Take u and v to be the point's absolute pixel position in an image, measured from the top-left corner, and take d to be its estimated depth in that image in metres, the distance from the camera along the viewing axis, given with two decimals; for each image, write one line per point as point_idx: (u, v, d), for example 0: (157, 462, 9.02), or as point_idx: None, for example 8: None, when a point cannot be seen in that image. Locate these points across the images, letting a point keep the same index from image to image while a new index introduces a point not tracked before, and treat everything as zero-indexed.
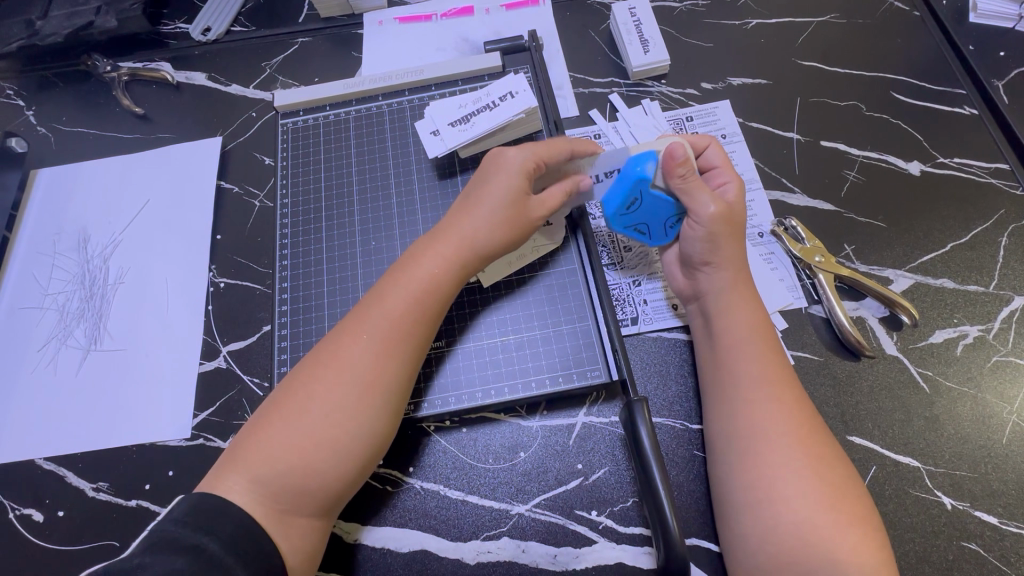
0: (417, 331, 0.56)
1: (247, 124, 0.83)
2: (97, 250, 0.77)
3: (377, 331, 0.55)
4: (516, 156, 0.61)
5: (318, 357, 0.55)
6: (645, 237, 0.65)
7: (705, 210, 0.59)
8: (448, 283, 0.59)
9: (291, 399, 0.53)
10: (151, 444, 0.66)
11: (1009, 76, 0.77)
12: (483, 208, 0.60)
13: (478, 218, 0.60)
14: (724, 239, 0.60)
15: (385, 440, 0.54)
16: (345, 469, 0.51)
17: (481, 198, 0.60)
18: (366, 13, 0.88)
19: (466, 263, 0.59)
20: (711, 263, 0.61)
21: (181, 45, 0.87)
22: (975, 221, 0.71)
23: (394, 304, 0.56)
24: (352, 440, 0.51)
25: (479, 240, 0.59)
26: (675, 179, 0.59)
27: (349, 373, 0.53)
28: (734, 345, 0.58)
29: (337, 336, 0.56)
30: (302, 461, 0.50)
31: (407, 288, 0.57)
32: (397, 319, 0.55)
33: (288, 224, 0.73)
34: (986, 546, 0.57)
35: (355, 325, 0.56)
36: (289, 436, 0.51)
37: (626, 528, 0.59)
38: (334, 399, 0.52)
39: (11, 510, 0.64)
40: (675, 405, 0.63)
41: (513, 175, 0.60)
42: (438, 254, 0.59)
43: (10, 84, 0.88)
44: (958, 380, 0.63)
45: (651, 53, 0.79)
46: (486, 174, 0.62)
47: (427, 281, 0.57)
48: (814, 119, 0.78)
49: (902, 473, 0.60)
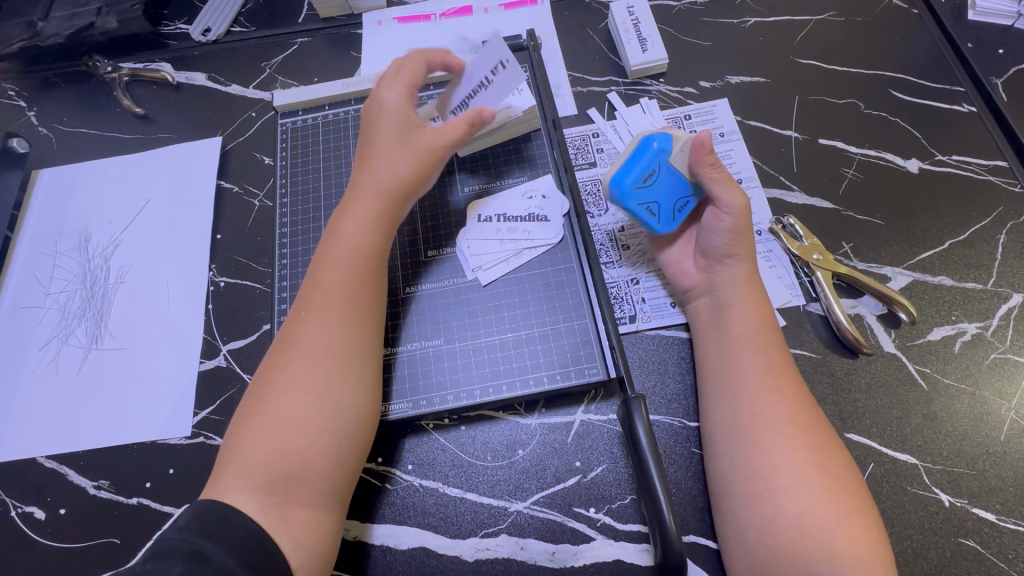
0: (359, 297, 0.57)
1: (247, 124, 0.83)
2: (97, 249, 0.78)
3: (318, 308, 0.56)
4: (392, 97, 0.63)
5: (273, 352, 0.56)
6: (654, 219, 0.64)
7: (735, 200, 0.61)
8: (377, 239, 0.60)
9: (256, 393, 0.54)
10: (153, 442, 0.67)
11: (1008, 74, 0.77)
12: (384, 153, 0.61)
13: (381, 169, 0.61)
14: (745, 233, 0.62)
15: (356, 407, 0.54)
16: (322, 442, 0.51)
17: (374, 147, 0.62)
18: (366, 14, 0.88)
19: (381, 209, 0.61)
20: (733, 255, 0.62)
21: (181, 46, 0.87)
22: (973, 218, 0.71)
23: (330, 279, 0.57)
24: (320, 412, 0.52)
25: (388, 182, 0.61)
26: (703, 166, 0.61)
27: (299, 353, 0.54)
28: (740, 338, 0.59)
29: (287, 326, 0.57)
30: (279, 441, 0.51)
31: (340, 260, 0.58)
32: (336, 289, 0.57)
33: (287, 222, 0.73)
34: (984, 543, 0.57)
35: (299, 311, 0.57)
36: (260, 424, 0.52)
37: (624, 526, 0.59)
38: (291, 379, 0.53)
39: (13, 508, 0.65)
40: (673, 402, 0.64)
41: (395, 115, 0.62)
42: (362, 220, 0.60)
43: (12, 85, 0.88)
44: (955, 377, 0.63)
45: (649, 51, 0.79)
46: (372, 124, 0.63)
47: (359, 250, 0.59)
48: (811, 118, 0.78)
49: (899, 470, 0.60)
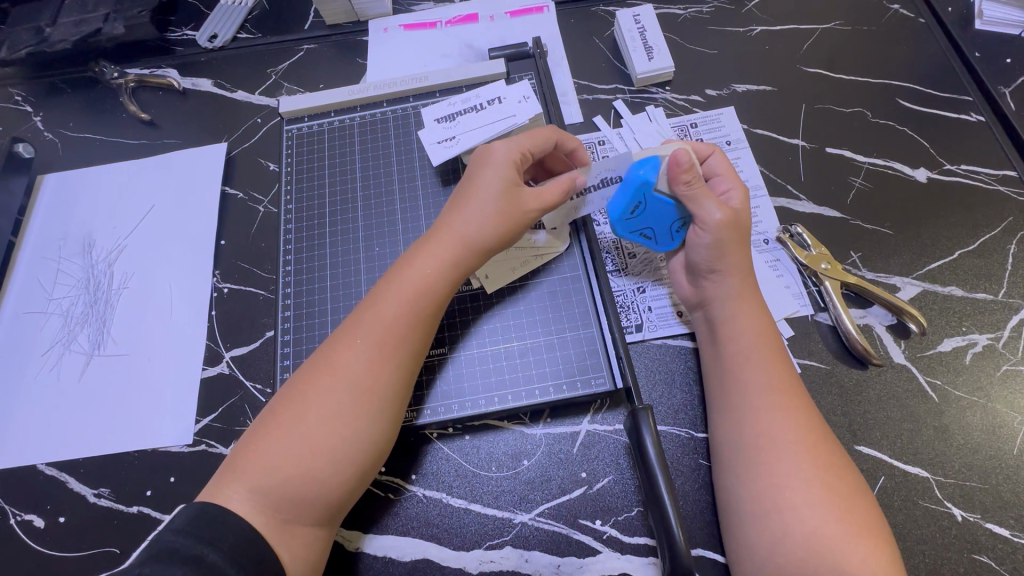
0: (410, 337, 0.56)
1: (252, 130, 0.83)
2: (102, 255, 0.78)
3: (371, 337, 0.54)
4: (502, 150, 0.61)
5: (312, 367, 0.55)
6: (652, 241, 0.64)
7: (712, 216, 0.59)
8: (442, 281, 0.58)
9: (288, 408, 0.52)
10: (153, 450, 0.66)
11: (1016, 83, 0.77)
12: (472, 204, 0.60)
13: (468, 214, 0.59)
14: (730, 246, 0.60)
15: (384, 445, 0.53)
16: (346, 475, 0.51)
17: (467, 193, 0.61)
18: (372, 21, 0.88)
19: (458, 256, 0.59)
20: (717, 270, 0.61)
21: (187, 53, 0.87)
22: (983, 228, 0.70)
23: (388, 312, 0.56)
24: (349, 448, 0.51)
25: (470, 235, 0.59)
26: (680, 186, 0.59)
27: (342, 381, 0.53)
28: (743, 351, 0.58)
29: (330, 344, 0.56)
30: (304, 466, 0.50)
31: (399, 292, 0.57)
32: (390, 323, 0.55)
33: (293, 229, 0.73)
34: (998, 559, 0.56)
35: (348, 334, 0.55)
36: (287, 445, 0.50)
37: (631, 538, 0.58)
38: (331, 407, 0.52)
39: (12, 516, 0.64)
40: (680, 413, 0.63)
41: (498, 167, 0.61)
42: (432, 257, 0.58)
43: (18, 91, 0.88)
44: (967, 389, 0.62)
45: (656, 59, 0.79)
46: (473, 169, 0.62)
47: (420, 284, 0.57)
48: (819, 126, 0.77)
49: (911, 483, 0.59)
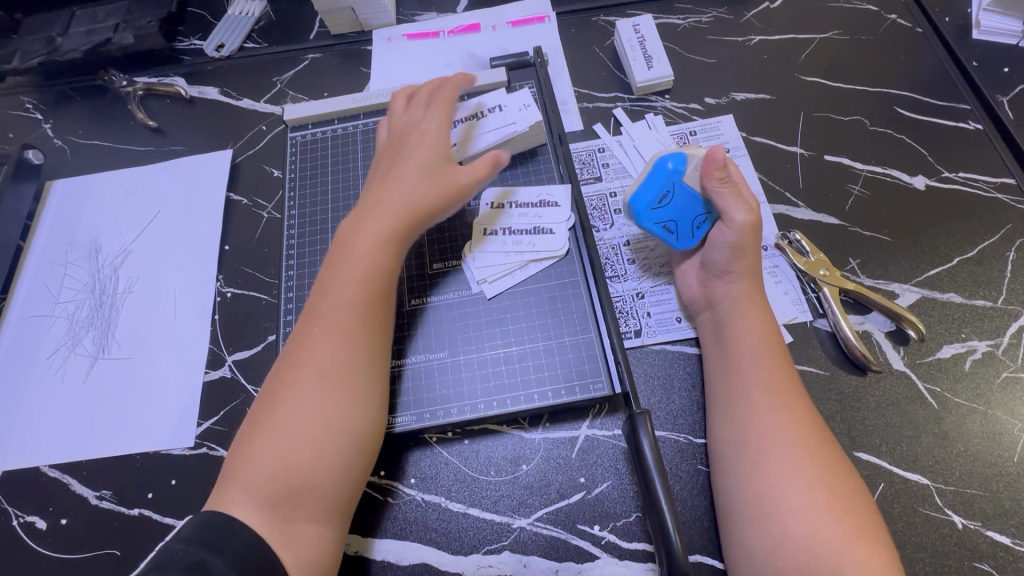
0: (370, 316, 0.57)
1: (257, 137, 0.84)
2: (108, 259, 0.79)
3: (329, 323, 0.55)
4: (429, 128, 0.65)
5: (281, 366, 0.55)
6: (672, 236, 0.64)
7: (739, 217, 0.60)
8: (389, 258, 0.59)
9: (264, 410, 0.53)
10: (155, 452, 0.67)
11: (1014, 92, 0.77)
12: (402, 178, 0.62)
13: (402, 188, 0.62)
14: (749, 249, 0.61)
15: (365, 425, 0.54)
16: (329, 459, 0.51)
17: (399, 169, 0.63)
18: (376, 31, 0.90)
19: (401, 229, 0.60)
20: (732, 272, 0.62)
21: (195, 62, 0.89)
22: (981, 235, 0.70)
23: (345, 296, 0.57)
24: (326, 430, 0.51)
25: (406, 206, 0.61)
26: (712, 181, 0.61)
27: (308, 369, 0.53)
28: (746, 354, 0.58)
29: (295, 340, 0.56)
30: (288, 458, 0.50)
31: (352, 275, 0.58)
32: (345, 305, 0.56)
33: (295, 234, 0.74)
34: (999, 567, 0.56)
35: (309, 326, 0.56)
36: (268, 442, 0.51)
37: (630, 544, 0.58)
38: (301, 395, 0.52)
39: (16, 518, 0.65)
40: (679, 419, 0.63)
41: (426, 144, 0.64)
42: (382, 238, 0.60)
43: (29, 98, 0.90)
44: (967, 396, 0.62)
45: (655, 68, 0.80)
46: (404, 146, 0.65)
47: (373, 265, 0.58)
48: (817, 135, 0.78)
49: (911, 490, 0.59)
